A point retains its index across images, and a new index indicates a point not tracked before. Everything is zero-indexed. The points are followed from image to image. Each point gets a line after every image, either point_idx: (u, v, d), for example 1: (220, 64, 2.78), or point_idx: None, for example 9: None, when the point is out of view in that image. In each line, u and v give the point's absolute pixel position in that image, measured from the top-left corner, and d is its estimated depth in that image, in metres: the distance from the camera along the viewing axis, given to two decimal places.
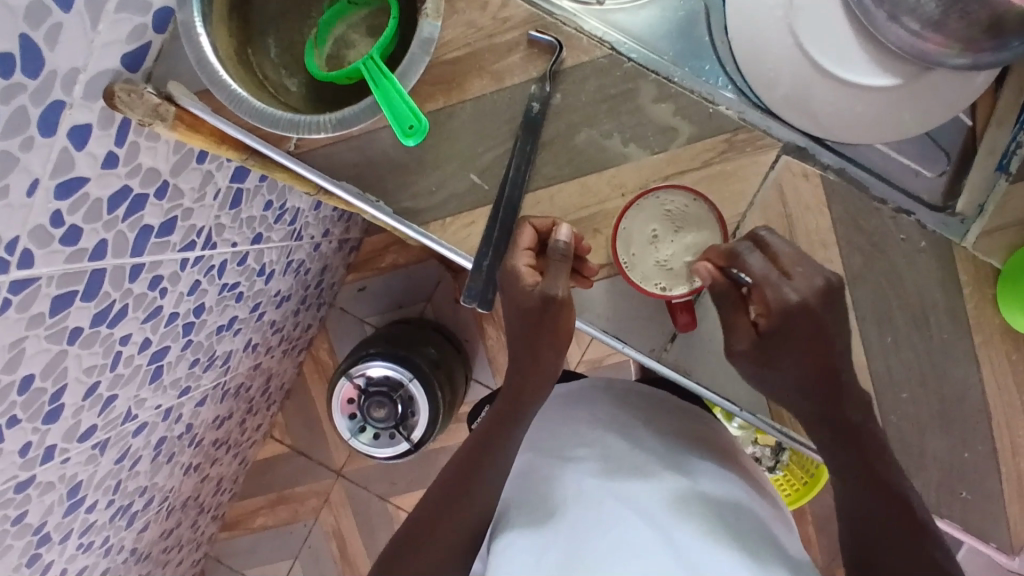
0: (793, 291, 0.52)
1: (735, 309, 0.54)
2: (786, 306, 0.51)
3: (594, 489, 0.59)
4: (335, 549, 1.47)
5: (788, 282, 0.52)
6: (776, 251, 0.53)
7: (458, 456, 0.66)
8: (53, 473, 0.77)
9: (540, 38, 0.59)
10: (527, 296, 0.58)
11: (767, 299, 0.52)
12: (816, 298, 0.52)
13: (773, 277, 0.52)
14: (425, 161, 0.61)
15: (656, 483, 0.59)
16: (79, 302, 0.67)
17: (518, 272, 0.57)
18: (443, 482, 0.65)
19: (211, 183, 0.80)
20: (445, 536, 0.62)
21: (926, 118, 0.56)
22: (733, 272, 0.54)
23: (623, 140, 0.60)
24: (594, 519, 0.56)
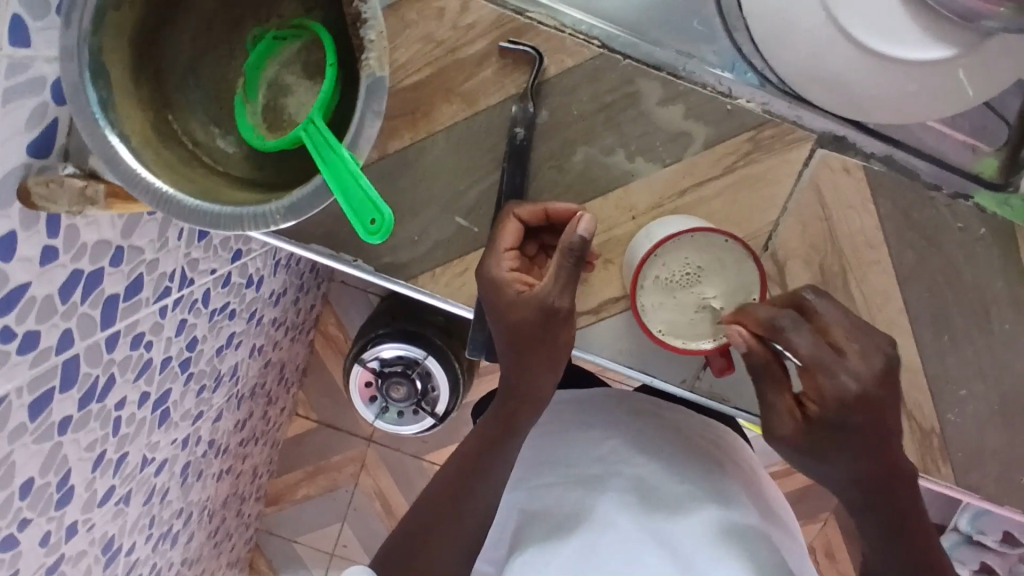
0: (852, 376, 0.41)
1: (774, 387, 0.44)
2: (845, 398, 0.40)
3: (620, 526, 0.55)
4: (379, 508, 1.51)
5: (845, 363, 0.41)
6: (828, 324, 0.42)
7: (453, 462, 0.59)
8: (82, 542, 0.76)
9: (513, 48, 0.49)
10: (515, 305, 0.49)
11: (822, 386, 0.41)
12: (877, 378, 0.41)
13: (826, 357, 0.41)
14: (401, 209, 0.53)
15: (687, 515, 0.56)
16: (59, 395, 0.62)
17: (504, 279, 0.49)
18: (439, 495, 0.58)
19: (171, 227, 0.71)
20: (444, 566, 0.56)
21: (994, 79, 0.46)
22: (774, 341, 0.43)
23: (628, 155, 0.51)
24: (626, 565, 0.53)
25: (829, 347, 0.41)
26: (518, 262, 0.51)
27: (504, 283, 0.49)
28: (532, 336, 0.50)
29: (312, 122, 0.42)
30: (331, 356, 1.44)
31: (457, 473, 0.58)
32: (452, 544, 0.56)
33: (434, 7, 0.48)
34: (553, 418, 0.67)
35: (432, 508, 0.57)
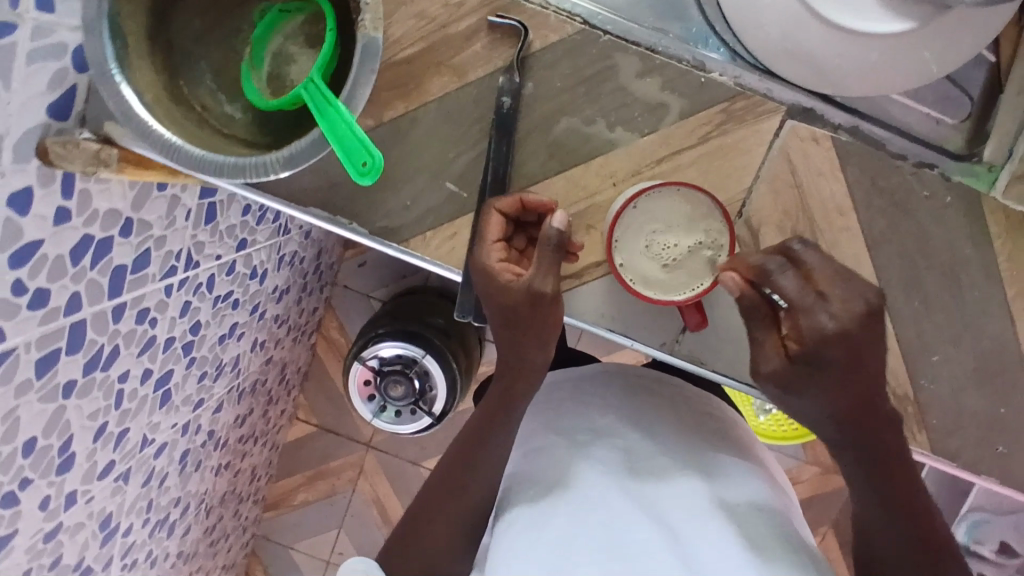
0: (830, 317, 0.42)
1: (764, 326, 0.45)
2: (823, 336, 0.42)
3: (603, 486, 0.56)
4: (377, 514, 1.52)
5: (825, 306, 0.42)
6: (810, 269, 0.43)
7: (461, 439, 0.63)
8: (80, 514, 0.79)
9: (501, 22, 0.52)
10: (506, 291, 0.52)
11: (801, 328, 0.42)
12: (854, 323, 0.42)
13: (809, 301, 0.42)
14: (395, 175, 0.55)
15: (674, 482, 0.57)
16: (65, 357, 0.66)
17: (493, 268, 0.53)
18: (444, 473, 0.62)
19: (179, 206, 0.75)
20: (443, 538, 0.59)
21: (949, 53, 0.49)
22: (767, 290, 0.44)
23: (608, 125, 0.54)
24: (599, 516, 0.53)
25: (813, 291, 0.43)
26: (507, 253, 0.55)
27: (494, 272, 0.53)
28: (526, 318, 0.53)
29: (313, 79, 0.46)
30: (333, 360, 1.46)
31: (459, 453, 0.61)
32: (455, 513, 0.60)
33: None
34: (555, 397, 0.69)
35: (438, 483, 0.62)
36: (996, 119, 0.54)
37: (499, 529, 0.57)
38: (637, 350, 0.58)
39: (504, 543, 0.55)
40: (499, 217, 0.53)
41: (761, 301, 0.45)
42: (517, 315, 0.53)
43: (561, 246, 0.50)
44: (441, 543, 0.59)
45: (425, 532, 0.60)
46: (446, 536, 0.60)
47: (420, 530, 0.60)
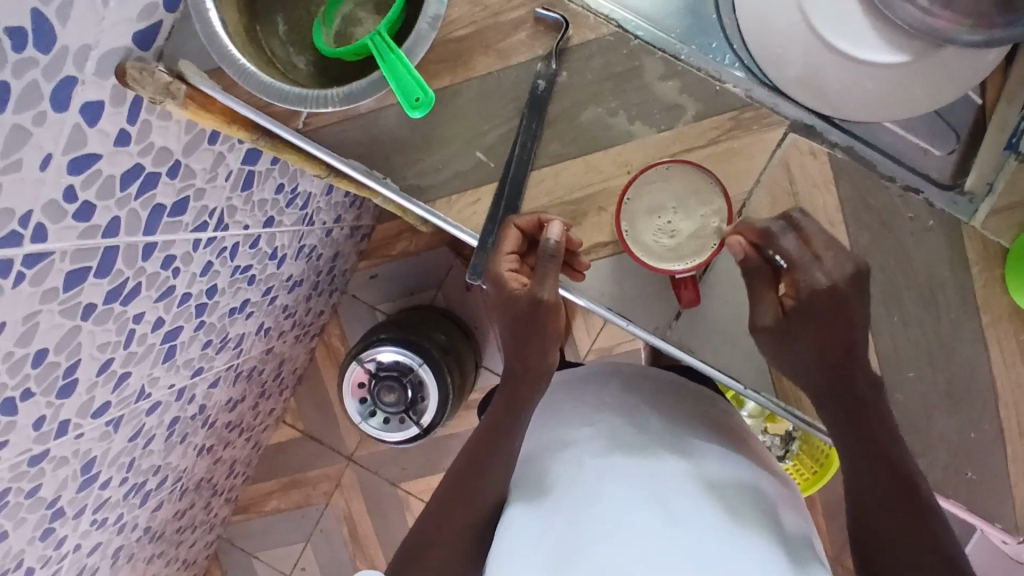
0: (824, 274, 0.53)
1: (764, 286, 0.56)
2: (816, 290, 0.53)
3: (598, 476, 0.57)
4: (345, 533, 1.49)
5: (820, 265, 0.53)
6: (810, 235, 0.54)
7: (468, 445, 0.63)
8: (68, 448, 0.80)
9: (546, 16, 0.59)
10: (514, 298, 0.57)
11: (799, 280, 0.53)
12: (845, 281, 0.53)
13: (807, 260, 0.53)
14: (431, 140, 0.61)
15: (656, 461, 0.59)
16: (92, 279, 0.68)
17: (503, 274, 0.57)
18: (453, 474, 0.62)
19: (222, 165, 0.81)
20: (456, 539, 0.59)
21: (937, 93, 0.55)
22: (769, 252, 0.55)
23: (629, 118, 0.60)
24: (594, 498, 0.55)
25: (811, 253, 0.54)
26: (520, 265, 0.59)
27: (504, 279, 0.58)
28: (529, 324, 0.58)
29: (379, 34, 0.53)
30: (329, 368, 1.48)
31: (470, 454, 0.62)
32: (469, 516, 0.59)
33: None
34: (556, 394, 0.71)
35: (450, 484, 0.61)
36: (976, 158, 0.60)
37: (501, 537, 0.58)
38: (630, 332, 0.63)
39: (509, 549, 0.56)
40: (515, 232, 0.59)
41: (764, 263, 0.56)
42: (521, 320, 0.58)
43: (558, 257, 0.56)
44: (457, 548, 0.59)
45: (441, 539, 0.59)
46: (461, 538, 0.59)
47: (433, 537, 0.59)
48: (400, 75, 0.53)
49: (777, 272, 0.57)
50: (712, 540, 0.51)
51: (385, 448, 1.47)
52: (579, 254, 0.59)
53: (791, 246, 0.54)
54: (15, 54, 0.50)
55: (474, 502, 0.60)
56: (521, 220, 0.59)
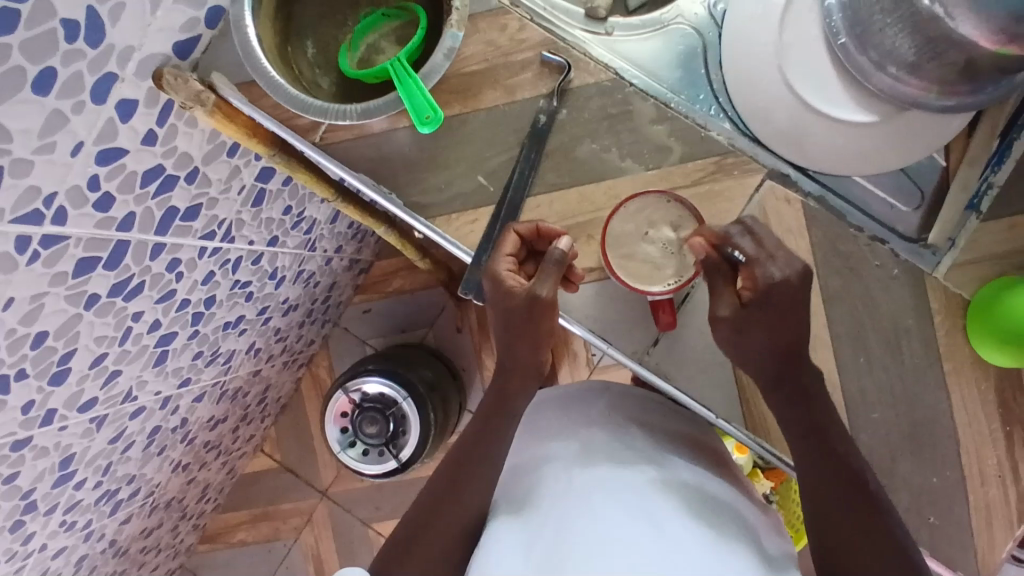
0: (778, 269, 0.56)
1: (723, 280, 0.58)
2: (772, 282, 0.55)
3: (580, 487, 0.59)
4: (311, 572, 1.46)
5: (774, 261, 0.56)
6: (766, 244, 0.57)
7: (452, 455, 0.65)
8: (49, 439, 0.81)
9: (551, 59, 0.64)
10: (512, 295, 0.60)
11: (755, 276, 0.56)
12: (797, 277, 0.56)
13: (762, 257, 0.56)
14: (437, 161, 0.66)
15: (635, 474, 0.60)
16: (101, 269, 0.72)
17: (502, 275, 0.61)
18: (434, 484, 0.64)
19: (237, 178, 0.85)
20: (434, 547, 0.59)
21: (905, 154, 0.62)
22: (728, 251, 0.58)
23: (621, 155, 0.64)
24: (582, 508, 0.56)
25: (765, 252, 0.57)
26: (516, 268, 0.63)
27: (503, 278, 0.61)
28: (524, 322, 0.61)
29: (400, 61, 0.59)
30: (313, 400, 1.48)
31: (458, 460, 0.63)
32: (448, 525, 0.60)
33: (500, 22, 0.65)
34: (542, 416, 0.73)
35: (433, 494, 0.63)
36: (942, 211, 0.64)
37: (486, 542, 0.57)
38: (610, 356, 0.66)
39: (494, 551, 0.55)
40: (514, 237, 0.62)
41: (723, 262, 0.58)
42: (518, 318, 0.61)
43: (564, 264, 0.60)
44: (438, 551, 0.59)
45: (421, 545, 0.59)
46: (439, 554, 0.59)
47: (415, 541, 0.60)
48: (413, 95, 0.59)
49: (735, 268, 0.59)
50: (687, 547, 0.52)
51: (361, 486, 1.45)
52: (576, 267, 0.62)
53: (747, 245, 0.57)
54: (66, 45, 0.55)
55: (455, 513, 0.61)
56: (520, 226, 0.63)
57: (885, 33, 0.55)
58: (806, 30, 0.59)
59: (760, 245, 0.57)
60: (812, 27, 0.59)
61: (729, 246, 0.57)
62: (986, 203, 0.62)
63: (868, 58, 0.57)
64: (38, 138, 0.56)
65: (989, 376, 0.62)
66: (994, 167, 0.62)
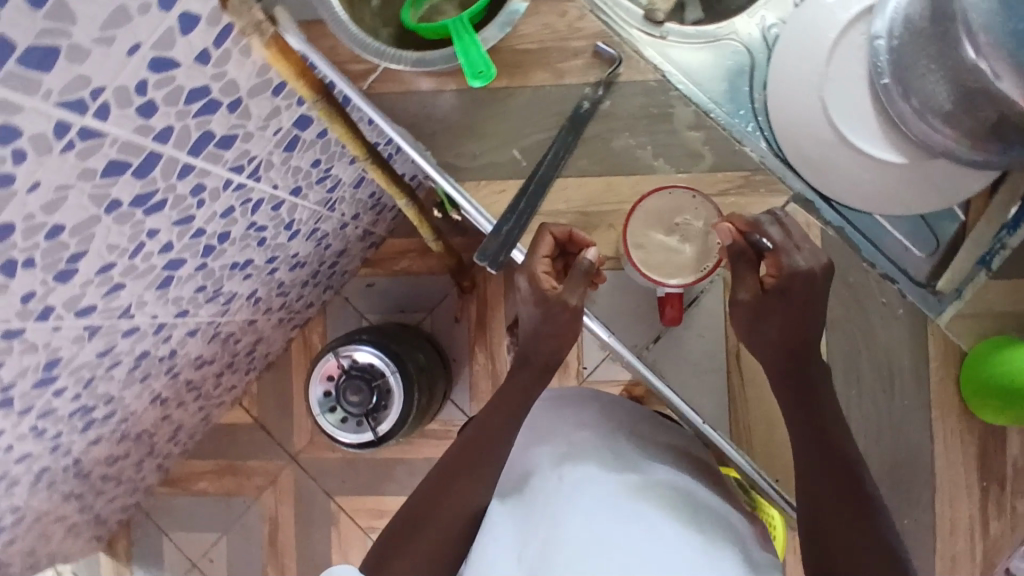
0: (803, 259, 0.60)
1: (748, 267, 0.61)
2: (796, 271, 0.59)
3: (570, 488, 0.61)
4: (266, 534, 1.46)
5: (800, 252, 0.60)
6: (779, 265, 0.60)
7: (454, 450, 0.67)
8: (41, 337, 0.81)
9: (604, 51, 0.65)
10: (546, 299, 0.64)
11: (780, 264, 0.60)
12: (821, 269, 0.60)
13: (789, 246, 0.60)
14: (476, 129, 0.67)
15: (619, 480, 0.63)
16: (130, 176, 0.73)
17: (539, 279, 0.63)
18: (435, 475, 0.65)
19: (275, 119, 0.86)
20: (435, 540, 0.61)
21: (924, 202, 0.63)
22: (755, 238, 0.61)
23: (654, 154, 0.66)
24: (570, 506, 0.60)
25: (792, 241, 0.60)
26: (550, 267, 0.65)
27: (539, 281, 0.63)
28: (552, 322, 0.65)
29: (463, 19, 0.61)
30: (301, 363, 1.48)
31: (461, 455, 0.66)
32: (449, 517, 0.62)
33: (560, 8, 0.65)
34: (533, 413, 0.75)
35: (431, 485, 0.65)
36: (959, 254, 0.64)
37: (483, 539, 0.61)
38: (612, 348, 0.65)
39: (491, 549, 0.60)
40: (550, 239, 0.63)
41: (750, 248, 0.61)
42: (547, 319, 0.65)
43: (591, 274, 0.63)
44: (434, 547, 0.61)
45: (422, 536, 0.61)
46: (439, 546, 0.61)
47: (416, 531, 0.62)
48: (471, 53, 0.61)
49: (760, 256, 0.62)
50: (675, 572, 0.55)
51: (331, 457, 1.45)
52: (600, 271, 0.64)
53: (776, 234, 0.60)
54: None
55: (455, 507, 0.63)
56: (554, 227, 0.63)
57: (925, 78, 0.57)
58: (851, 66, 0.62)
59: (787, 235, 0.60)
60: (858, 64, 0.62)
61: (757, 234, 0.61)
62: (998, 262, 0.63)
63: (908, 104, 0.59)
64: (99, 28, 0.57)
65: (973, 429, 0.64)
66: (1011, 228, 0.63)
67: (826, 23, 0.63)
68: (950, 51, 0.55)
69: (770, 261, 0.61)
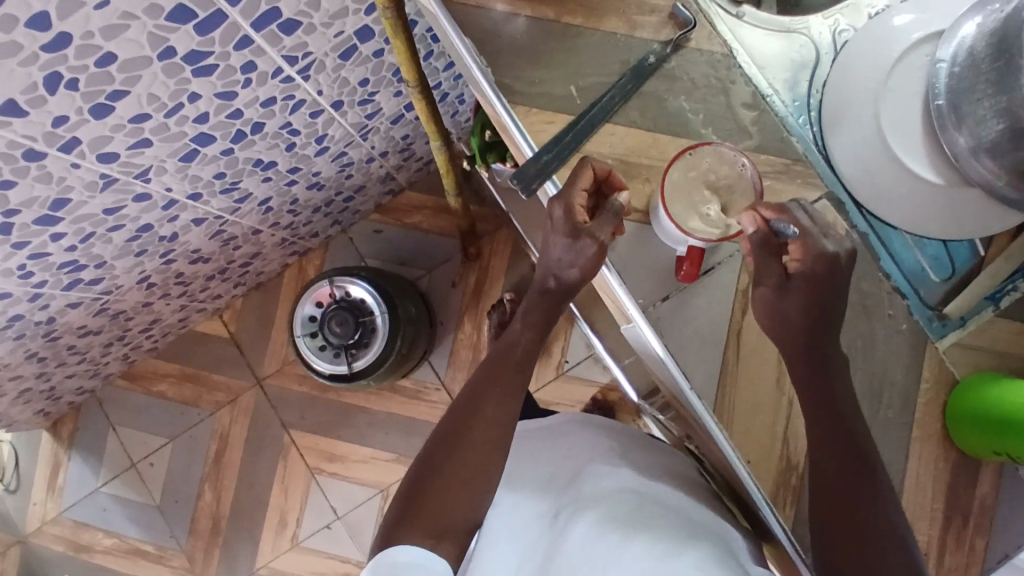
0: (830, 244, 0.63)
1: (772, 255, 0.65)
2: (823, 254, 0.63)
3: (570, 509, 0.70)
4: (212, 450, 1.43)
5: (829, 238, 0.63)
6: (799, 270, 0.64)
7: (446, 422, 0.70)
8: (58, 170, 0.80)
9: (680, 13, 0.68)
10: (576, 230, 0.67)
11: (807, 248, 0.63)
12: (845, 255, 0.63)
13: (815, 231, 0.63)
14: (541, 58, 0.68)
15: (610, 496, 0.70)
16: (190, 28, 0.72)
17: (574, 209, 0.66)
18: (431, 448, 0.69)
19: (340, 21, 0.86)
20: (444, 504, 0.64)
21: (946, 225, 0.65)
22: (780, 223, 0.64)
23: (704, 122, 0.68)
24: (569, 524, 0.68)
25: (819, 228, 0.64)
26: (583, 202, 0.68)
27: (573, 212, 0.66)
28: (574, 254, 0.67)
29: None
30: (291, 291, 1.47)
31: (453, 424, 0.69)
32: (452, 480, 0.65)
33: None
34: (535, 437, 0.84)
35: (430, 457, 0.68)
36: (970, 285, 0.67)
37: (486, 536, 0.69)
38: (619, 295, 0.69)
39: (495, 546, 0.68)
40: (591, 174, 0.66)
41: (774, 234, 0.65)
42: (571, 250, 0.67)
43: (621, 216, 0.66)
44: (441, 511, 0.63)
45: (430, 502, 0.64)
46: (448, 508, 0.64)
47: (423, 500, 0.64)
48: None
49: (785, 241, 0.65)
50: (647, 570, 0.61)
51: (296, 390, 1.43)
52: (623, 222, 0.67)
53: (802, 221, 0.64)
54: None
55: (452, 469, 0.66)
56: (597, 163, 0.66)
57: (979, 104, 0.57)
58: (909, 84, 0.62)
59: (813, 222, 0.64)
60: (915, 83, 0.62)
61: (783, 220, 0.64)
62: (1006, 300, 0.66)
63: (967, 145, 0.58)
64: None
65: (950, 458, 0.65)
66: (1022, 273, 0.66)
67: (894, 38, 0.63)
68: (1008, 82, 0.54)
69: (795, 247, 0.64)
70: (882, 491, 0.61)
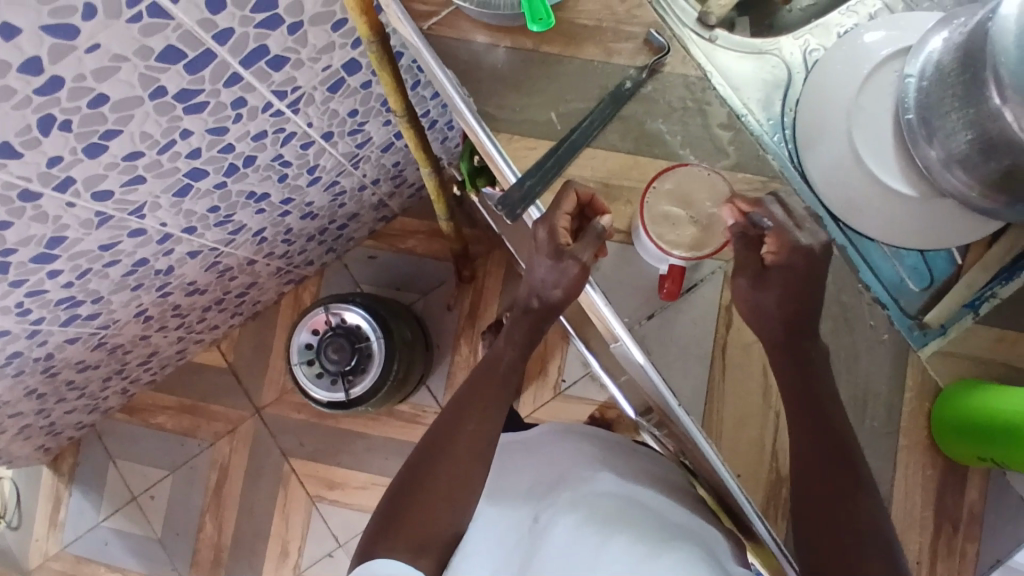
0: (804, 238, 0.66)
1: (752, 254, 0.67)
2: (796, 248, 0.66)
3: (546, 515, 0.71)
4: (212, 480, 1.43)
5: (800, 232, 0.66)
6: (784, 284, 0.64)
7: (430, 436, 0.72)
8: (54, 209, 0.81)
9: (655, 39, 0.70)
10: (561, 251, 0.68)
11: (783, 240, 0.66)
12: (819, 247, 0.66)
13: (789, 224, 0.67)
14: (521, 86, 0.70)
15: (595, 503, 0.71)
16: (181, 67, 0.74)
17: (557, 232, 0.67)
18: (415, 463, 0.71)
19: (327, 55, 0.88)
20: (422, 520, 0.66)
21: (924, 237, 0.66)
22: (755, 216, 0.67)
23: (681, 143, 0.69)
24: (548, 529, 0.69)
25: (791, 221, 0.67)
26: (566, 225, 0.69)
27: (557, 234, 0.67)
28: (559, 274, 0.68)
29: None
30: (287, 319, 1.48)
31: (435, 440, 0.71)
32: (432, 496, 0.67)
33: None
34: (519, 449, 0.85)
35: (412, 472, 0.70)
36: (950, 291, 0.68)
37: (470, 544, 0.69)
38: (604, 314, 0.70)
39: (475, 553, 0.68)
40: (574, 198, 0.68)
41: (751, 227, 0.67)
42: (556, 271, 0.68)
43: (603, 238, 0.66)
44: (419, 527, 0.66)
45: (409, 517, 0.66)
46: (426, 524, 0.66)
47: (403, 515, 0.66)
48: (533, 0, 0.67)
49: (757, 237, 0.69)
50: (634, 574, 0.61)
51: (295, 417, 1.44)
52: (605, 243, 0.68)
53: (776, 214, 0.67)
54: None
55: (433, 484, 0.68)
56: (580, 188, 0.68)
57: (947, 117, 0.58)
58: (881, 102, 0.64)
59: (786, 215, 0.67)
60: (887, 100, 0.64)
61: (758, 212, 0.67)
62: (985, 307, 0.67)
63: (938, 158, 0.60)
64: None
65: (936, 465, 0.65)
66: (1001, 279, 0.67)
67: (862, 57, 0.66)
68: (972, 97, 0.56)
69: (771, 240, 0.67)
70: (869, 500, 0.62)
